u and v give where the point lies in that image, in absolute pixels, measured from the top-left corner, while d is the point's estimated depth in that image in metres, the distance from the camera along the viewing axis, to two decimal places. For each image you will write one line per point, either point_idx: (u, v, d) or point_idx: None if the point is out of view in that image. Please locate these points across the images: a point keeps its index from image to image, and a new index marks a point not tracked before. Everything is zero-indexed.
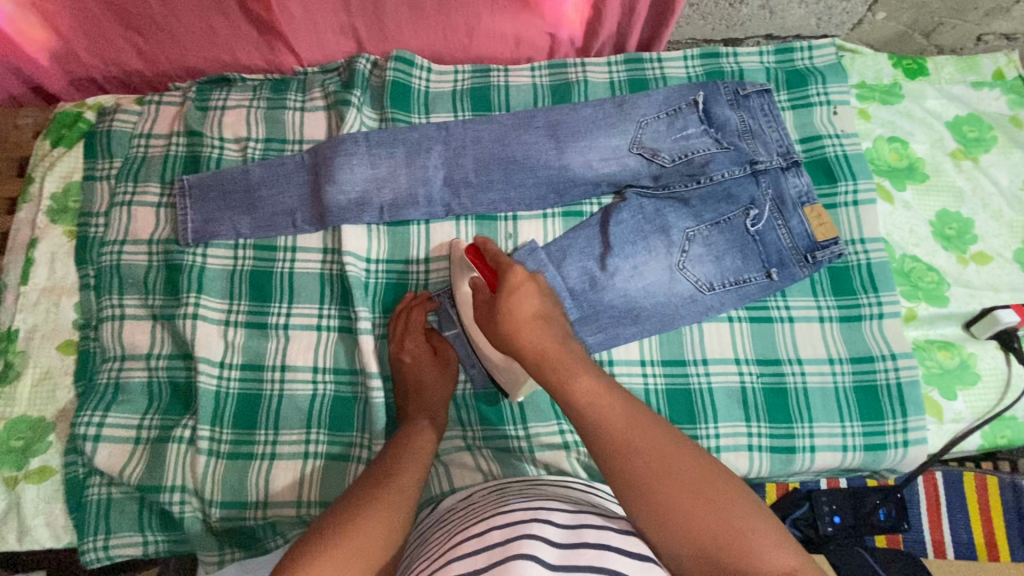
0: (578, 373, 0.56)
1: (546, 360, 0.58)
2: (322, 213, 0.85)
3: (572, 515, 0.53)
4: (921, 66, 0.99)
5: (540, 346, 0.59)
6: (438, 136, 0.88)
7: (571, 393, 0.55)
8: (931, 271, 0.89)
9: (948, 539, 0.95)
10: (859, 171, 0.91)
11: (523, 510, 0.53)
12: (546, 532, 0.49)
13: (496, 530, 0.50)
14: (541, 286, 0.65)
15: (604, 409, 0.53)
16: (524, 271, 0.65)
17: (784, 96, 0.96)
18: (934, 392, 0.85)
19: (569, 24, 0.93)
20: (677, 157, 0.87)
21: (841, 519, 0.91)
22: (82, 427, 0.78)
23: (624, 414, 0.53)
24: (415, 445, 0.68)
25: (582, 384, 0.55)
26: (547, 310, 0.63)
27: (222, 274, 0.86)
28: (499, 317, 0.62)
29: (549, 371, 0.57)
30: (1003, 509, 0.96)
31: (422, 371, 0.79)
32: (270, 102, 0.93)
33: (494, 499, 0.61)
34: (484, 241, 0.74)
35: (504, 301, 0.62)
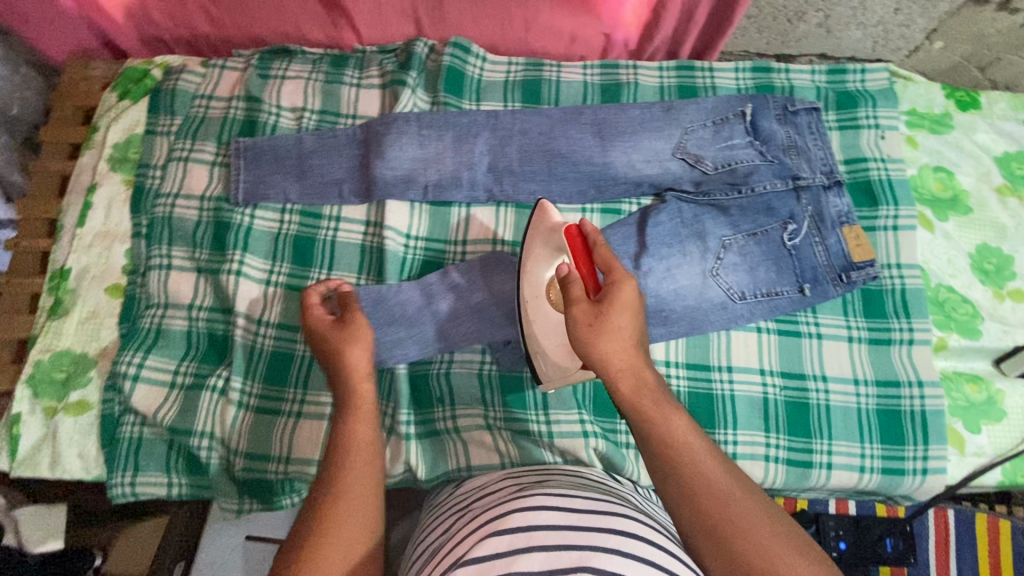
0: (672, 414, 0.58)
1: (642, 387, 0.59)
2: (368, 187, 0.88)
3: (588, 504, 0.55)
4: (973, 99, 0.98)
5: (638, 376, 0.60)
6: (487, 123, 0.90)
7: (667, 431, 0.57)
8: (966, 303, 0.89)
9: None
10: (902, 197, 0.91)
11: (538, 499, 0.55)
12: (565, 518, 0.51)
13: (519, 514, 0.52)
14: (643, 309, 0.64)
15: (693, 449, 0.55)
16: (634, 291, 0.64)
17: (832, 115, 0.96)
18: (958, 423, 0.84)
19: (625, 25, 0.95)
20: (720, 165, 0.88)
21: (846, 546, 0.91)
22: (123, 366, 0.82)
23: (711, 458, 0.55)
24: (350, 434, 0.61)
25: (677, 422, 0.57)
26: (639, 335, 0.63)
27: (267, 236, 0.89)
28: (601, 327, 0.61)
29: (648, 403, 0.59)
30: (1014, 555, 0.94)
31: (335, 345, 0.69)
32: (329, 76, 0.96)
33: (512, 486, 0.63)
34: (598, 239, 0.70)
35: (610, 317, 0.62)
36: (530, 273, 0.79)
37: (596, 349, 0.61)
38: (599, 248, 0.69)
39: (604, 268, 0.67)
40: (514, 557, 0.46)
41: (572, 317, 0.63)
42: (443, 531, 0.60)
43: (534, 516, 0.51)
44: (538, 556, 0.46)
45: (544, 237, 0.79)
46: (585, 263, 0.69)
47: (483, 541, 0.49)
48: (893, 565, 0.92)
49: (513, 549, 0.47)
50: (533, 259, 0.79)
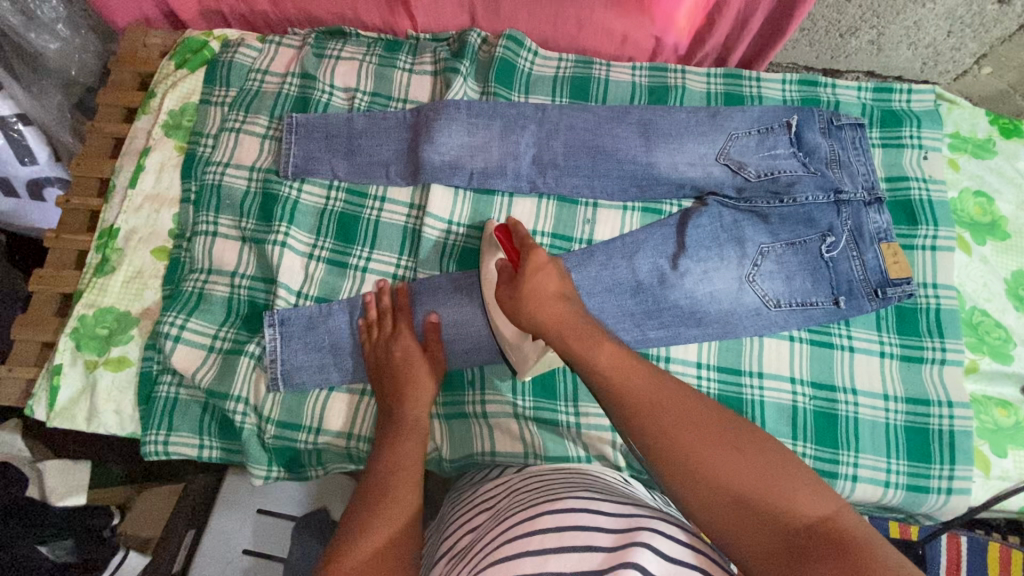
0: (600, 341, 0.61)
1: (567, 331, 0.63)
2: (415, 170, 0.89)
3: (622, 505, 0.53)
4: (1017, 127, 0.99)
5: (562, 321, 0.65)
6: (534, 116, 0.92)
7: (592, 360, 0.59)
8: (999, 328, 0.89)
9: None
10: (942, 218, 0.91)
11: (571, 500, 0.52)
12: (597, 518, 0.49)
13: (550, 515, 0.50)
14: (560, 267, 0.70)
15: (626, 372, 0.57)
16: (545, 254, 0.71)
17: (876, 133, 0.97)
18: (985, 446, 0.84)
19: (677, 30, 0.96)
20: (764, 173, 0.89)
21: None
22: (166, 326, 0.83)
23: (649, 381, 0.56)
24: (403, 450, 0.68)
25: (604, 349, 0.60)
26: (563, 289, 0.69)
27: (312, 211, 0.90)
28: (524, 294, 0.67)
29: (573, 341, 0.62)
30: None
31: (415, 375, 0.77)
32: (382, 60, 0.98)
33: (538, 487, 0.62)
34: (514, 222, 0.77)
35: (525, 281, 0.68)
36: (485, 278, 0.81)
37: (527, 316, 0.67)
38: (516, 230, 0.76)
39: (520, 244, 0.74)
40: (544, 557, 0.45)
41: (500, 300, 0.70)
42: (472, 530, 0.59)
43: (566, 516, 0.49)
44: (571, 558, 0.45)
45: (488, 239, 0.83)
46: (511, 247, 0.77)
47: (514, 541, 0.48)
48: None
49: (543, 550, 0.46)
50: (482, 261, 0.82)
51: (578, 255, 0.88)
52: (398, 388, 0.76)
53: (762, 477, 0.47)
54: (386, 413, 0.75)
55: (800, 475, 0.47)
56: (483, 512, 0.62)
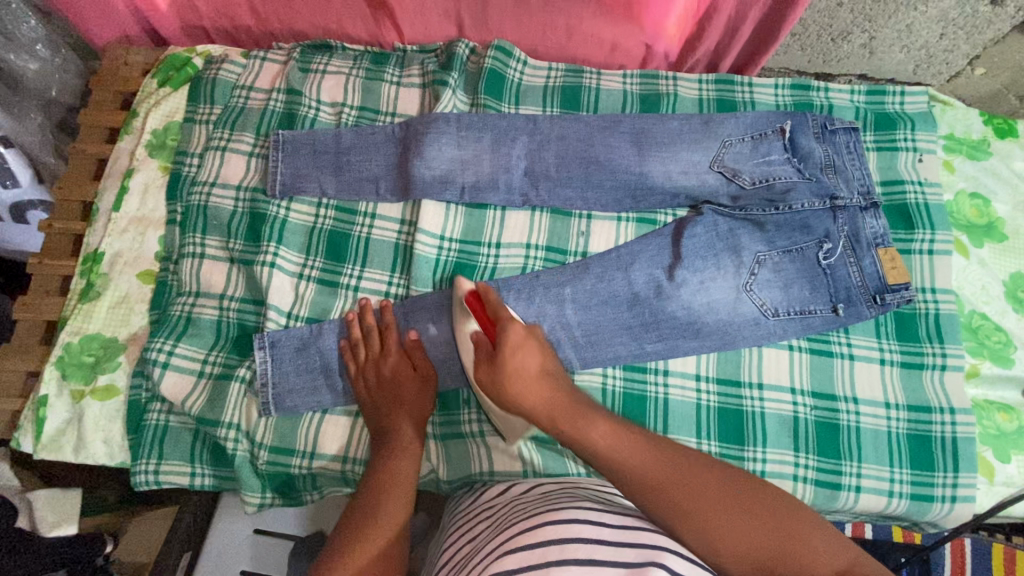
0: (593, 418, 0.60)
1: (557, 412, 0.62)
2: (406, 186, 0.88)
3: (619, 515, 0.54)
4: (1011, 127, 0.98)
5: (551, 402, 0.63)
6: (525, 127, 0.90)
7: (589, 440, 0.59)
8: (999, 331, 0.88)
9: None
10: (938, 221, 0.91)
11: (570, 510, 0.52)
12: (595, 529, 0.50)
13: (551, 526, 0.50)
14: (538, 340, 0.68)
15: (625, 447, 0.58)
16: (523, 327, 0.68)
17: (870, 137, 0.96)
18: (988, 452, 0.83)
19: (667, 36, 0.95)
20: (758, 180, 0.89)
21: None
22: (154, 353, 0.81)
23: (648, 451, 0.57)
24: (394, 470, 0.69)
25: (600, 425, 0.60)
26: (545, 365, 0.67)
27: (301, 229, 0.89)
28: (506, 378, 0.65)
29: (564, 425, 0.61)
30: None
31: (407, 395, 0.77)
32: (369, 73, 0.96)
33: (535, 496, 0.62)
34: (484, 287, 0.75)
35: (505, 361, 0.65)
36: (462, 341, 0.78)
37: (512, 399, 0.65)
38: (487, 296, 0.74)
39: (495, 316, 0.71)
40: (547, 570, 0.45)
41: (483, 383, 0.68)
42: (467, 540, 0.59)
43: (567, 527, 0.50)
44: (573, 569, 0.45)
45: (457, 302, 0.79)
46: (485, 313, 0.74)
47: (515, 552, 0.48)
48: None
49: (546, 562, 0.46)
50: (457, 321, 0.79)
51: (573, 268, 0.87)
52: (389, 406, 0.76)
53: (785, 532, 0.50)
54: (381, 429, 0.75)
55: (809, 527, 0.51)
56: (480, 522, 0.62)
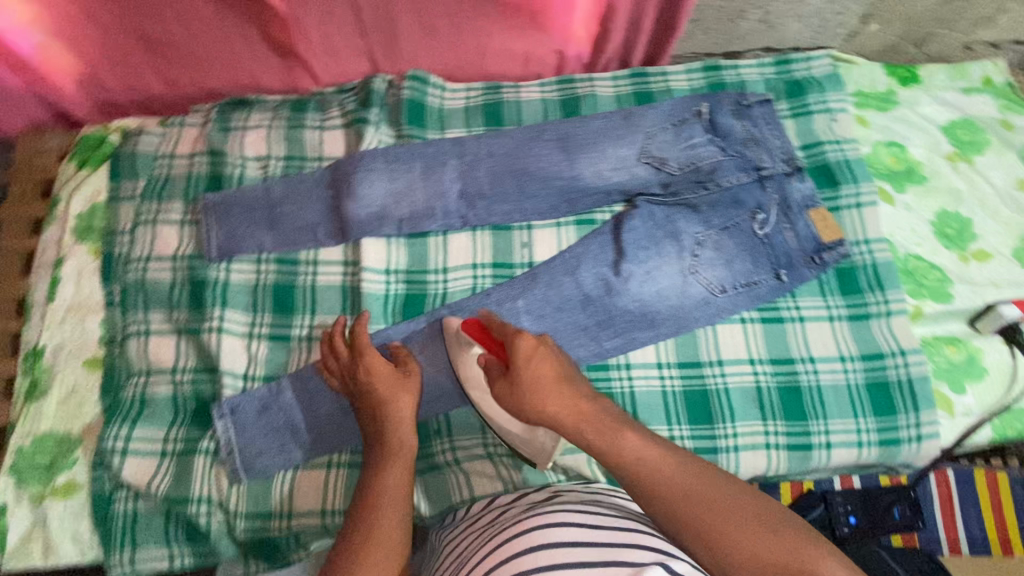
0: (621, 429, 0.59)
1: (582, 423, 0.61)
2: (342, 227, 0.88)
3: (610, 517, 0.57)
4: (913, 75, 1.04)
5: (572, 409, 0.61)
6: (453, 150, 0.91)
7: (617, 450, 0.58)
8: (934, 269, 0.92)
9: (965, 537, 0.96)
10: (860, 175, 0.94)
11: (562, 515, 0.56)
12: (587, 532, 0.54)
13: (543, 532, 0.54)
14: (552, 349, 0.65)
15: (648, 458, 0.57)
16: (533, 336, 0.65)
17: (784, 105, 1.00)
18: (944, 387, 0.86)
19: (576, 40, 0.97)
20: (685, 165, 0.92)
21: (857, 520, 0.87)
22: (109, 443, 0.80)
23: (671, 462, 0.57)
24: (382, 484, 0.66)
25: (630, 439, 0.59)
26: (563, 373, 0.64)
27: (244, 288, 0.87)
28: (524, 390, 0.63)
29: (592, 434, 0.60)
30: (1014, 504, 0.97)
31: (388, 395, 0.73)
32: (290, 122, 0.96)
33: (524, 506, 0.66)
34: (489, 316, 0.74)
35: (519, 375, 0.64)
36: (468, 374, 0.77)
37: (534, 411, 0.63)
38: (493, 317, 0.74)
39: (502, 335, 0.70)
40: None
41: (500, 397, 0.65)
42: (457, 552, 0.62)
43: (560, 532, 0.53)
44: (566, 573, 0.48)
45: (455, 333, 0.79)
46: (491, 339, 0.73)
47: (511, 560, 0.51)
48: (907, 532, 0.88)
49: (539, 568, 0.49)
50: (457, 360, 0.78)
51: (522, 279, 0.88)
52: (374, 412, 0.73)
53: (802, 560, 0.48)
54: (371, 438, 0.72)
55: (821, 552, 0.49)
56: (470, 535, 0.66)
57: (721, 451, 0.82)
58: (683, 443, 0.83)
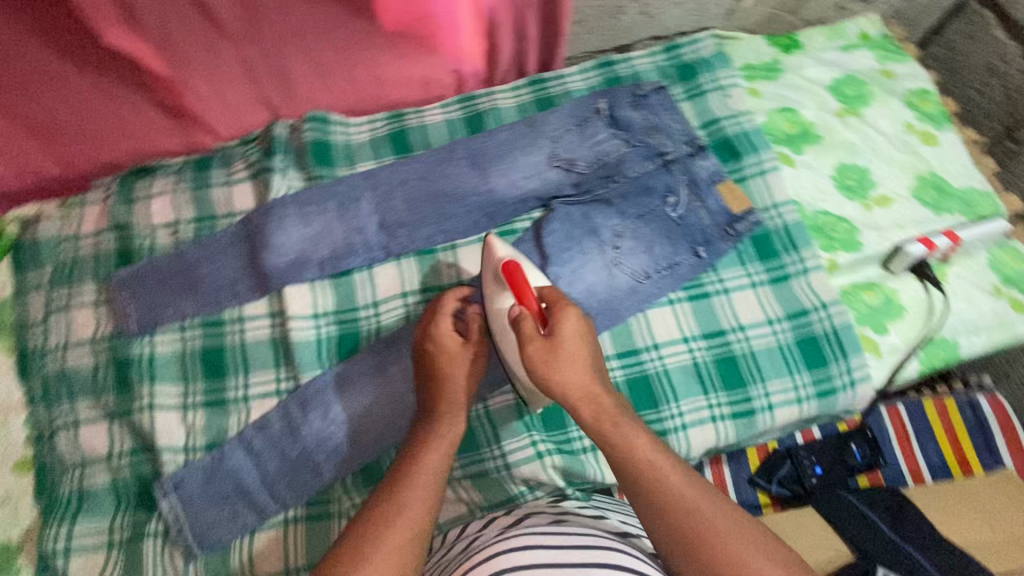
0: (637, 432, 0.65)
1: (602, 416, 0.66)
2: (263, 280, 0.87)
3: (579, 537, 0.61)
4: (794, 41, 1.09)
5: (596, 399, 0.67)
6: (365, 184, 0.91)
7: (631, 451, 0.63)
8: (841, 222, 0.96)
9: (925, 465, 1.12)
10: (759, 144, 0.98)
11: (535, 537, 0.60)
12: (555, 555, 0.57)
13: (512, 554, 0.57)
14: (587, 329, 0.70)
15: (654, 464, 0.62)
16: (575, 316, 0.70)
17: (679, 89, 1.03)
18: (868, 330, 0.90)
19: (468, 57, 0.98)
20: (592, 163, 0.95)
21: (821, 470, 1.11)
22: (51, 544, 0.77)
23: (676, 473, 0.62)
24: (426, 459, 0.66)
25: (642, 440, 0.64)
26: (592, 358, 0.70)
27: (172, 359, 0.85)
28: (557, 360, 0.67)
29: (609, 428, 0.65)
30: (967, 428, 1.14)
31: (450, 369, 0.76)
32: (195, 183, 0.95)
33: (495, 531, 0.68)
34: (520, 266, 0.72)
35: (558, 345, 0.67)
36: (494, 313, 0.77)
37: (557, 383, 0.67)
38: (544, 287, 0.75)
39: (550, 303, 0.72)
40: None
41: (530, 357, 0.67)
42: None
43: (531, 555, 0.56)
44: None
45: (494, 274, 0.78)
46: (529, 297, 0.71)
47: None
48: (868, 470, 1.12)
49: None
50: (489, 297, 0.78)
51: None
52: (431, 384, 0.76)
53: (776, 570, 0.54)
54: (424, 415, 0.73)
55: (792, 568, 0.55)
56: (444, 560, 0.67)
57: (670, 431, 0.84)
58: None
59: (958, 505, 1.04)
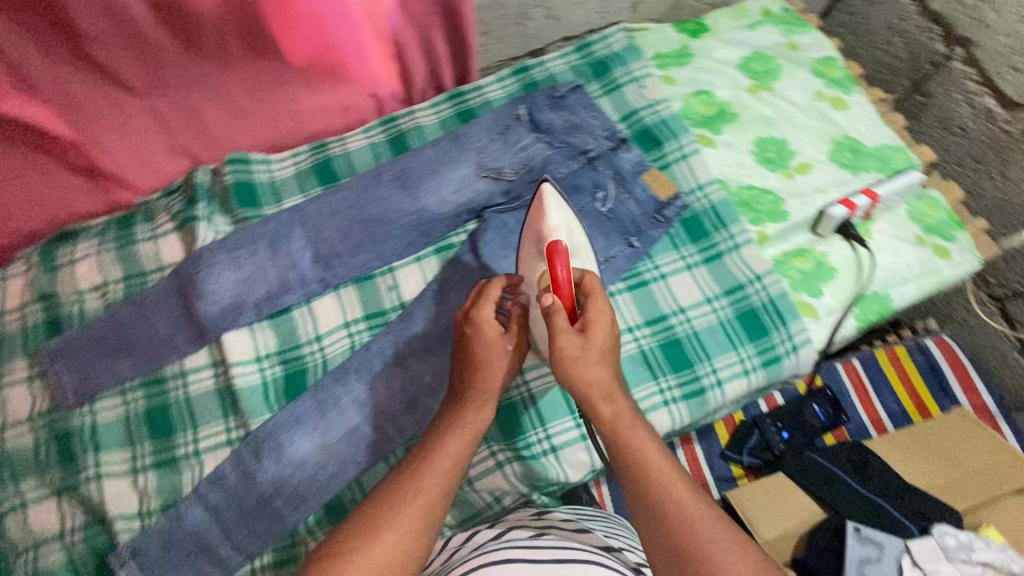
0: (648, 440, 0.63)
1: (619, 420, 0.64)
2: (200, 330, 0.85)
3: (560, 549, 0.61)
4: (701, 26, 1.12)
5: (614, 400, 0.66)
6: (294, 219, 0.90)
7: (640, 455, 0.61)
8: (766, 193, 0.99)
9: (885, 414, 1.16)
10: (678, 129, 1.01)
11: (516, 552, 0.60)
12: (535, 566, 0.57)
13: (492, 567, 0.57)
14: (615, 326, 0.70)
15: (660, 473, 0.60)
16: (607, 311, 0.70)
17: (596, 86, 1.06)
18: (804, 295, 0.93)
19: (383, 80, 0.99)
20: (519, 168, 0.95)
21: (788, 434, 1.12)
22: None
23: (682, 485, 0.59)
24: (447, 449, 0.65)
25: (652, 450, 0.62)
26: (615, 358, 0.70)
27: (116, 424, 0.84)
28: (585, 356, 0.66)
29: (623, 432, 0.63)
30: (918, 370, 1.19)
31: (486, 359, 0.72)
32: (120, 241, 0.93)
33: (472, 548, 0.68)
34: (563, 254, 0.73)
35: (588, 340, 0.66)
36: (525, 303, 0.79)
37: (579, 379, 0.66)
38: (582, 276, 0.74)
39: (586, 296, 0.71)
40: None
41: (562, 349, 0.66)
42: None
43: (511, 567, 0.56)
44: None
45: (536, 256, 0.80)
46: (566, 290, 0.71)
47: None
48: (832, 428, 1.14)
49: None
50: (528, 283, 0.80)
51: (397, 323, 0.88)
52: (465, 370, 0.73)
53: None
54: (454, 400, 0.71)
55: None
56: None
57: None
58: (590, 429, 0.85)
59: (923, 452, 1.08)
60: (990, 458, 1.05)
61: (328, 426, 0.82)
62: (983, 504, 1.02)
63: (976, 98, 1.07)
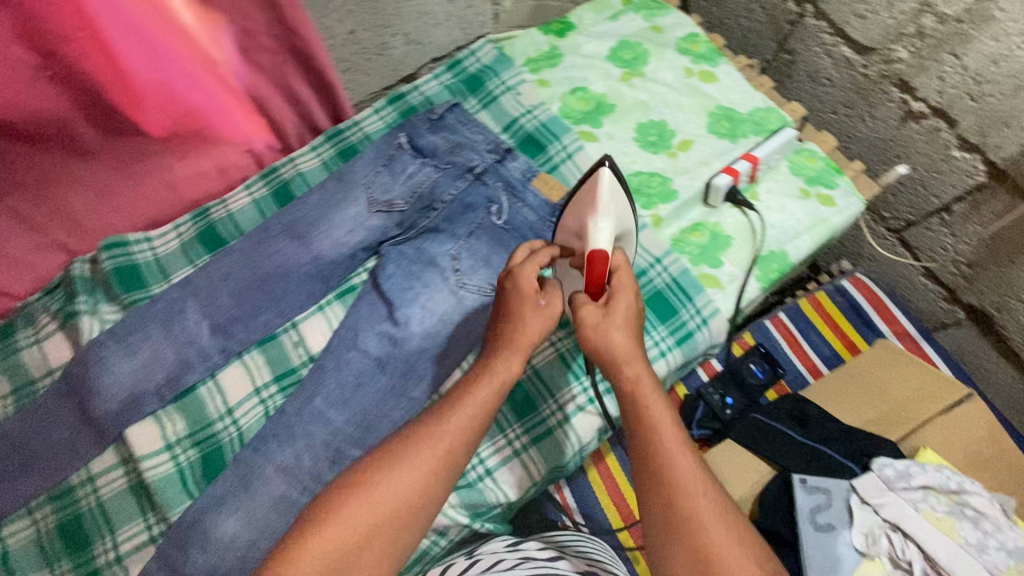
0: (663, 405, 0.61)
1: (640, 385, 0.62)
2: (99, 431, 0.81)
3: None
4: (565, 25, 1.15)
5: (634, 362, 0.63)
6: (185, 293, 0.87)
7: (650, 419, 0.60)
8: (654, 176, 1.02)
9: (819, 360, 1.20)
10: (559, 131, 1.03)
11: None
12: None
13: None
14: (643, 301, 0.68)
15: (666, 438, 0.59)
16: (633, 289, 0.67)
17: (474, 101, 1.06)
18: (705, 267, 0.96)
19: (255, 133, 0.97)
20: (409, 197, 0.94)
21: (732, 400, 1.14)
22: None
23: (684, 455, 0.59)
24: (471, 399, 0.63)
25: (666, 422, 0.60)
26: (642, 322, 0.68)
27: (27, 548, 0.79)
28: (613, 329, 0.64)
29: (638, 395, 0.62)
30: (840, 311, 1.23)
31: (521, 317, 0.67)
32: (2, 353, 0.88)
33: None
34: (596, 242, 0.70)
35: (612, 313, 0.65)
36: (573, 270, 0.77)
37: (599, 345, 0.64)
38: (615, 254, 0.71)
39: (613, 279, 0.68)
40: None
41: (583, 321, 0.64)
42: None
43: None
44: None
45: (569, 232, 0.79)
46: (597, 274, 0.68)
47: None
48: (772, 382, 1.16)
49: None
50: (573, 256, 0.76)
51: (309, 378, 0.86)
52: (502, 318, 0.68)
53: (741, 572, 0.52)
54: (486, 344, 0.69)
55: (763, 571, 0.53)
56: None
57: (555, 428, 0.86)
58: (521, 443, 0.86)
59: (851, 389, 1.09)
60: (917, 382, 1.08)
61: (254, 500, 0.78)
62: (914, 428, 1.04)
63: (833, 48, 1.12)
